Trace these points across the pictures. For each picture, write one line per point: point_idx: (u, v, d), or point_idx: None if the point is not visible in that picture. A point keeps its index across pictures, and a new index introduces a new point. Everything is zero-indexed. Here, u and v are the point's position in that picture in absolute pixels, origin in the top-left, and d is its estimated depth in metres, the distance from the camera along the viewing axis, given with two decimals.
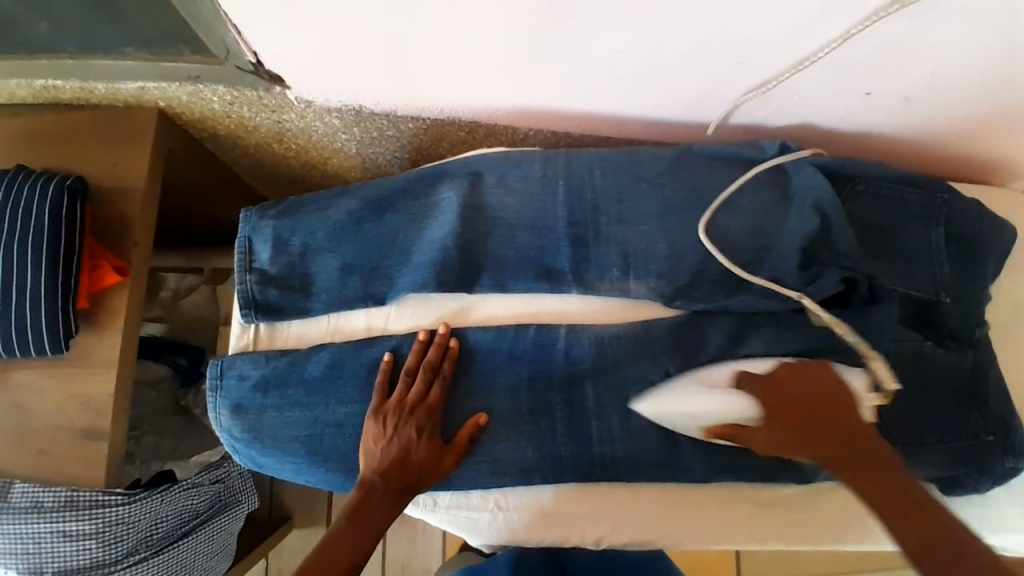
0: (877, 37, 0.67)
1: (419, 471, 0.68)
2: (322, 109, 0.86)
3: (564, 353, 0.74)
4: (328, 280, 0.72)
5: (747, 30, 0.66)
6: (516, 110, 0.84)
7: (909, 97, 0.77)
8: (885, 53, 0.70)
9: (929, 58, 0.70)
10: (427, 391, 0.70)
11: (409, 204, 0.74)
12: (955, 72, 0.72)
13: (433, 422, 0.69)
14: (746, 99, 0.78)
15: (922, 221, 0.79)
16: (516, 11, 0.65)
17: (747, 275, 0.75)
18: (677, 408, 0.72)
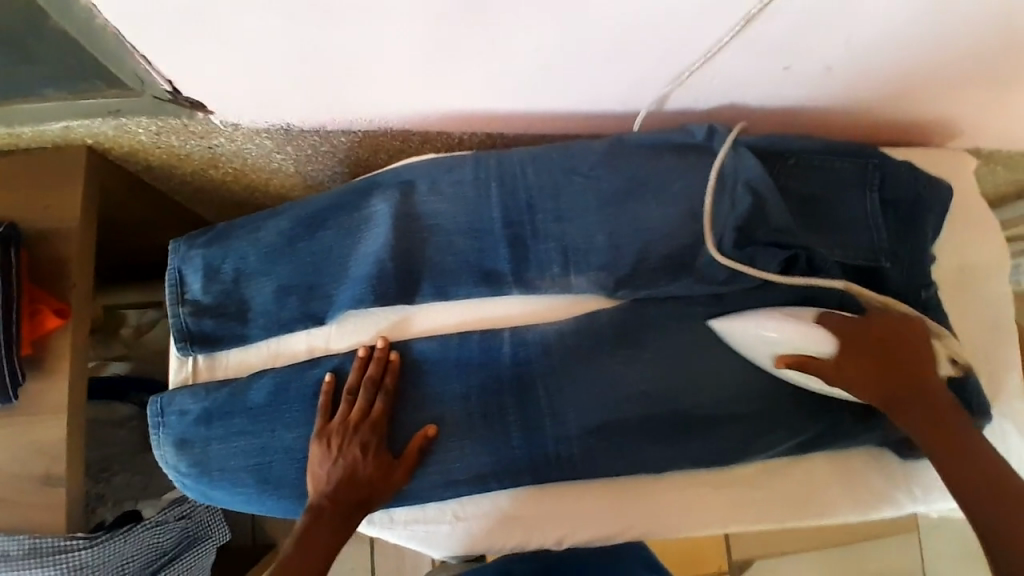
0: (788, 12, 0.67)
1: (368, 487, 0.68)
2: (251, 131, 0.85)
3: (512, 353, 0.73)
4: (265, 303, 0.72)
5: (659, 18, 0.67)
6: (447, 115, 0.84)
7: (829, 67, 0.78)
8: (797, 27, 0.70)
9: (842, 27, 0.70)
10: (370, 407, 0.69)
11: (342, 220, 0.73)
12: (872, 39, 0.73)
13: (378, 438, 0.69)
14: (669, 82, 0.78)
15: (856, 188, 0.79)
16: (426, 21, 0.65)
17: (722, 259, 0.75)
18: (744, 332, 0.74)
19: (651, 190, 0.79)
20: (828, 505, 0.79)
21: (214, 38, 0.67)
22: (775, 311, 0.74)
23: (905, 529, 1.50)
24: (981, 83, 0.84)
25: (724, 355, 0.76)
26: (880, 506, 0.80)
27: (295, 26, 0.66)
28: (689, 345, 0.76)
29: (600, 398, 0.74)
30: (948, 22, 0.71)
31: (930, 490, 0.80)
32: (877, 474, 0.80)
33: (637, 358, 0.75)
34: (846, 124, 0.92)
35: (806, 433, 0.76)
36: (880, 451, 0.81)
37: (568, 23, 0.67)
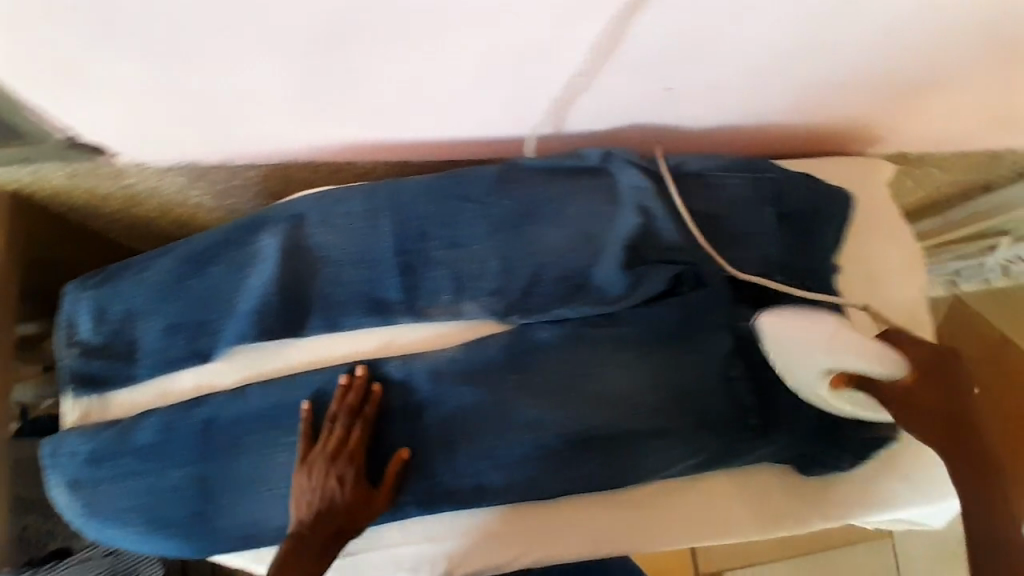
0: (648, 28, 0.68)
1: (347, 518, 0.69)
2: (160, 169, 0.88)
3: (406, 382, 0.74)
4: (152, 343, 0.74)
5: (520, 42, 0.67)
6: (346, 146, 0.85)
7: (709, 82, 0.79)
8: (663, 42, 0.70)
9: (710, 40, 0.71)
10: (347, 436, 0.70)
11: (230, 257, 0.75)
12: (745, 50, 0.73)
13: (355, 468, 0.70)
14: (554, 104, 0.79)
15: (752, 203, 0.78)
16: (290, 54, 0.68)
17: (712, 251, 0.77)
18: (787, 337, 0.71)
19: (543, 213, 0.79)
20: (727, 526, 0.78)
21: (94, 81, 0.70)
22: (831, 326, 0.69)
23: (877, 539, 1.46)
24: (877, 88, 0.83)
25: (615, 376, 0.75)
26: (782, 526, 0.78)
27: (167, 64, 0.69)
28: (583, 370, 0.75)
29: (489, 425, 0.74)
30: (819, 29, 0.71)
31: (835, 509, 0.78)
32: (780, 492, 0.79)
33: (527, 384, 0.74)
34: (754, 135, 0.92)
35: (699, 453, 0.76)
36: (782, 469, 0.79)
37: (430, 51, 0.68)
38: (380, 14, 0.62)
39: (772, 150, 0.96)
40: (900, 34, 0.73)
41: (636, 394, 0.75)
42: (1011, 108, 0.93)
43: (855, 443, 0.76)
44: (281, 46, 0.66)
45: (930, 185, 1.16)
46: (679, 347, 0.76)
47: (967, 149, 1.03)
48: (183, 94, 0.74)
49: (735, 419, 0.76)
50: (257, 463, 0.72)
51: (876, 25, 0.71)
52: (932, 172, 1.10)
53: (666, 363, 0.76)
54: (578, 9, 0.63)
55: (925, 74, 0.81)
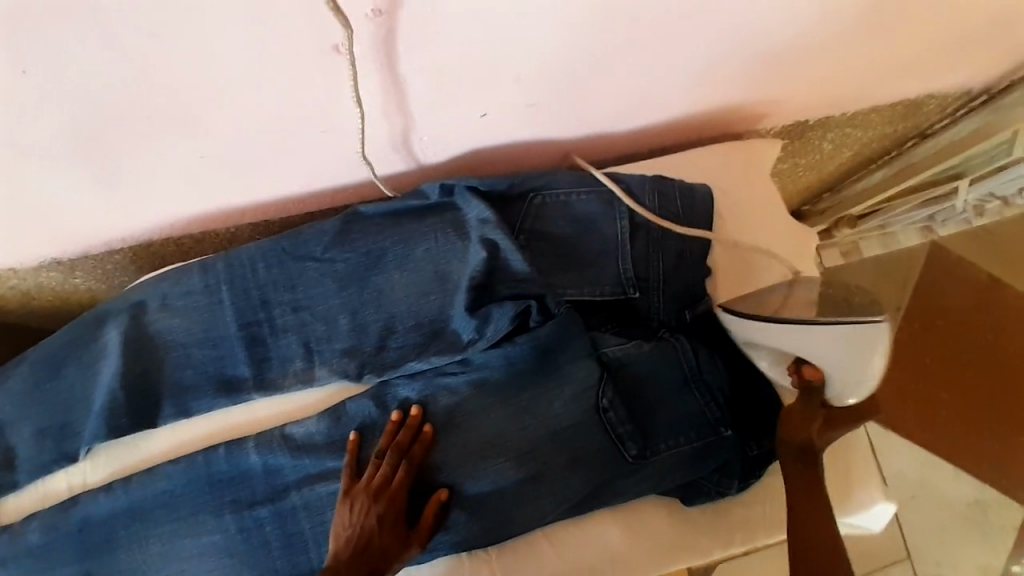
0: (420, 66, 0.63)
1: (379, 562, 0.66)
2: (31, 269, 0.88)
3: (266, 463, 0.72)
4: (25, 451, 0.74)
5: (290, 101, 0.64)
6: (193, 221, 0.83)
7: (529, 103, 0.72)
8: (448, 75, 0.65)
9: (502, 66, 0.66)
10: (393, 474, 0.68)
11: (80, 355, 0.74)
12: (547, 65, 0.67)
13: (396, 510, 0.68)
14: (378, 150, 0.74)
15: (602, 219, 0.73)
16: (67, 157, 0.67)
17: (666, 224, 0.71)
18: (859, 348, 0.59)
19: (391, 259, 0.76)
20: (619, 562, 0.73)
21: None
22: (857, 356, 0.60)
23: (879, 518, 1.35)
24: (726, 72, 0.76)
25: (476, 424, 0.71)
26: (680, 557, 0.74)
27: None
28: (444, 420, 0.71)
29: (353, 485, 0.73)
30: (615, 29, 0.64)
31: (730, 533, 0.75)
32: (671, 521, 0.75)
33: None
34: (623, 140, 0.85)
35: (576, 492, 0.71)
36: (669, 498, 0.76)
37: (205, 128, 0.66)
38: (122, 104, 0.61)
39: (651, 147, 0.88)
40: (712, 16, 0.66)
41: (503, 441, 0.71)
42: (903, 58, 0.82)
43: (736, 463, 0.72)
44: (52, 153, 0.66)
45: (855, 143, 1.06)
46: (541, 385, 0.71)
47: (877, 103, 0.92)
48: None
49: (613, 453, 0.71)
50: (133, 554, 0.72)
51: (675, 13, 0.64)
52: (849, 132, 1.00)
53: (529, 402, 0.71)
54: (326, 64, 0.60)
55: (773, 45, 0.73)
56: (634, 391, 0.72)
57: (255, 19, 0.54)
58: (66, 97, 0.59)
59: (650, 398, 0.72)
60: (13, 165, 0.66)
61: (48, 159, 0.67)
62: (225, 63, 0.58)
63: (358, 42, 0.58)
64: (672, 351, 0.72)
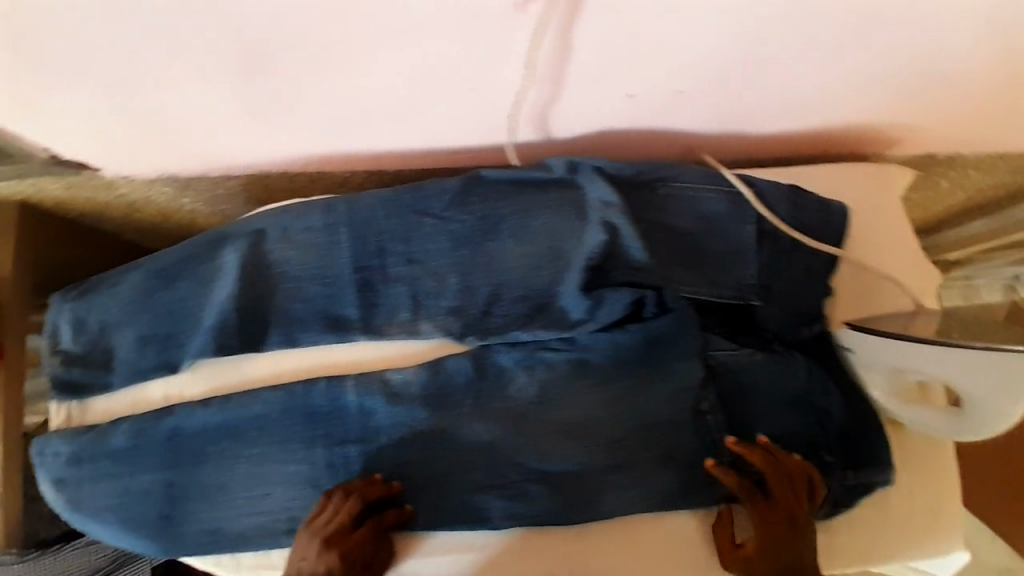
0: (591, 36, 0.61)
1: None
2: (148, 182, 0.90)
3: (362, 405, 0.73)
4: (127, 355, 0.76)
5: (452, 56, 0.62)
6: (313, 159, 0.84)
7: (676, 90, 0.71)
8: (613, 49, 0.63)
9: (665, 52, 0.64)
10: (350, 524, 0.68)
11: (195, 270, 0.76)
12: (710, 56, 0.66)
13: (345, 568, 0.68)
14: (518, 116, 0.73)
15: (730, 220, 0.72)
16: (217, 77, 0.66)
17: (798, 237, 0.70)
18: (1009, 371, 0.58)
19: (506, 227, 0.76)
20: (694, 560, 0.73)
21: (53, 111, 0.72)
22: (1009, 380, 0.59)
23: None
24: (878, 93, 0.75)
25: (573, 404, 0.72)
26: None
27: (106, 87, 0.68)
28: (539, 394, 0.72)
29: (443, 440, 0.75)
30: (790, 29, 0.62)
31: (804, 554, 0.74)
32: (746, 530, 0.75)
33: (483, 409, 0.72)
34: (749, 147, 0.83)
35: (662, 486, 0.71)
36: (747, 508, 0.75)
37: (358, 72, 0.65)
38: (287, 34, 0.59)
39: (772, 159, 0.87)
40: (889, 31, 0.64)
41: (598, 423, 0.71)
42: None
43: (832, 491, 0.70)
44: (205, 71, 0.65)
45: (971, 186, 1.03)
46: (644, 375, 0.71)
47: (1010, 150, 0.90)
48: (131, 116, 0.74)
49: (705, 457, 0.71)
50: (222, 470, 0.73)
51: (857, 22, 0.62)
52: (970, 173, 0.97)
53: (630, 395, 0.71)
54: (505, 23, 0.58)
55: (937, 72, 0.71)
56: (736, 397, 0.71)
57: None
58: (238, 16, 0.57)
59: (753, 410, 0.71)
60: (164, 77, 0.66)
61: (199, 75, 0.66)
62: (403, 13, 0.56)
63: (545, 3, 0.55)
64: (783, 367, 0.71)
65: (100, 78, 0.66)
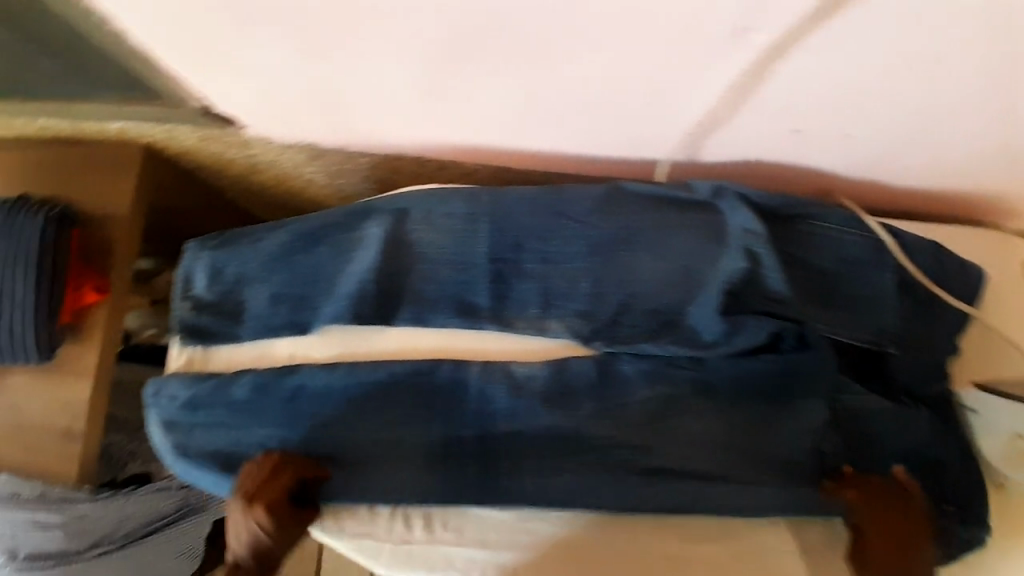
0: (790, 70, 0.61)
1: (274, 556, 0.71)
2: (281, 146, 0.92)
3: (486, 394, 0.74)
4: (258, 309, 0.78)
5: (649, 68, 0.63)
6: (453, 148, 0.86)
7: (841, 131, 0.71)
8: (806, 84, 0.63)
9: (848, 97, 0.65)
10: (273, 481, 0.70)
11: (336, 238, 0.78)
12: (887, 106, 0.66)
13: (273, 518, 0.69)
14: (694, 136, 0.73)
15: (871, 266, 0.75)
16: (403, 55, 0.67)
17: (941, 294, 0.74)
18: None
19: (643, 241, 0.77)
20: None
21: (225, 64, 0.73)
22: None
23: None
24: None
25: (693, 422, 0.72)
26: None
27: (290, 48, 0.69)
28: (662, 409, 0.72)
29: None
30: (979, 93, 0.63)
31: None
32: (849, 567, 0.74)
33: (602, 413, 0.73)
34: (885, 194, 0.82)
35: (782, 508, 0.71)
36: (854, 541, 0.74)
37: (545, 70, 0.66)
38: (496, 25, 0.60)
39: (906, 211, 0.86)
40: None
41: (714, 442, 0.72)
42: None
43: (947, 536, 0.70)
44: (394, 48, 0.66)
45: None
46: (769, 405, 0.72)
47: None
48: (298, 80, 0.74)
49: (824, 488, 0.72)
50: (334, 438, 0.73)
51: None
52: None
53: (751, 417, 0.72)
54: (719, 45, 0.59)
55: None
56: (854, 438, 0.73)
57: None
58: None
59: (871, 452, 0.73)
60: (352, 47, 0.67)
61: (387, 52, 0.67)
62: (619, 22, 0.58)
63: (768, 31, 0.56)
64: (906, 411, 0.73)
65: (291, 37, 0.67)
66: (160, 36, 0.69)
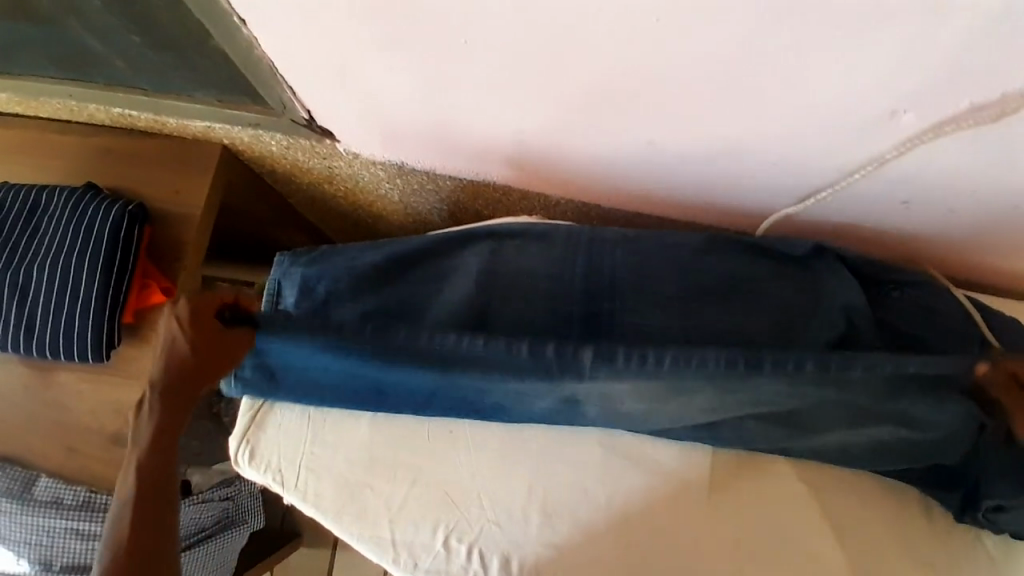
0: (926, 153, 0.61)
1: (187, 381, 0.69)
2: (367, 161, 0.91)
3: (588, 373, 0.69)
4: (346, 325, 0.75)
5: (782, 131, 0.63)
6: (545, 183, 0.85)
7: (950, 208, 0.70)
8: (933, 165, 0.63)
9: (970, 181, 0.65)
10: (198, 303, 0.68)
11: (431, 265, 0.78)
12: (1002, 192, 0.66)
13: (190, 326, 0.67)
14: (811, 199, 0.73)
15: (959, 336, 0.74)
16: (535, 96, 0.66)
17: None
18: None
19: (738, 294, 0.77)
20: None
21: (339, 82, 0.71)
22: None
23: None
24: None
25: (768, 480, 0.76)
26: None
27: (414, 77, 0.68)
28: (770, 399, 0.70)
29: (632, 478, 0.76)
30: None
31: None
32: None
33: None
34: (969, 268, 0.82)
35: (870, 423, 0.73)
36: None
37: (675, 123, 0.66)
38: (642, 81, 0.60)
39: (990, 288, 0.85)
40: None
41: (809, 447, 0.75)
42: None
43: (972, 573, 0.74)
44: (526, 88, 0.65)
45: None
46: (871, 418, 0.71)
47: None
48: (410, 104, 0.73)
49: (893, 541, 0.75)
50: (433, 380, 0.72)
51: None
52: None
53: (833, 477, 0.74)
54: (868, 124, 0.60)
55: None
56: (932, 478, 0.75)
57: (874, 69, 0.53)
58: (626, 61, 0.58)
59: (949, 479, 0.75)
60: (481, 83, 0.66)
61: (516, 90, 0.66)
62: (770, 88, 0.58)
63: (921, 118, 0.57)
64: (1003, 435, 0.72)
65: (422, 68, 0.66)
66: (289, 52, 0.68)
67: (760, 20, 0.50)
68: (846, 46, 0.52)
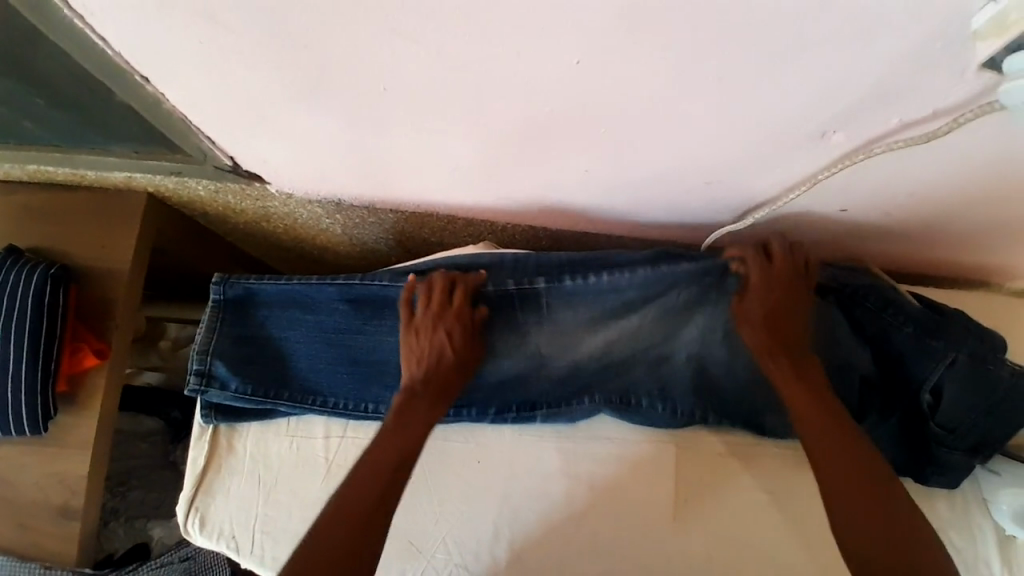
0: (859, 166, 0.62)
1: (451, 368, 0.72)
2: (302, 200, 0.87)
3: (543, 310, 0.76)
4: (300, 344, 0.78)
5: (718, 153, 0.63)
6: (488, 210, 0.82)
7: (888, 212, 0.70)
8: (866, 175, 0.63)
9: (906, 186, 0.65)
10: (450, 299, 0.73)
11: (373, 305, 0.77)
12: (939, 194, 0.66)
13: (461, 328, 0.72)
14: (756, 213, 0.72)
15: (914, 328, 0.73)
16: (467, 134, 0.64)
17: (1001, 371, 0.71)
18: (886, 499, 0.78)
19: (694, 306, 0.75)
20: None
21: (259, 130, 0.68)
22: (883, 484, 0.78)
23: None
24: None
25: (734, 494, 0.76)
26: None
27: (337, 122, 0.64)
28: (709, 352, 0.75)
29: (600, 504, 0.76)
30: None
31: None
32: None
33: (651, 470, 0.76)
34: (918, 262, 0.82)
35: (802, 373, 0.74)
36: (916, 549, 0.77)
37: (612, 153, 0.64)
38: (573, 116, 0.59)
39: (939, 278, 0.86)
40: None
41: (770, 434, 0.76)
42: None
43: None
44: (456, 129, 0.63)
45: None
46: None
47: None
48: (337, 145, 0.69)
49: None
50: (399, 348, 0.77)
51: None
52: None
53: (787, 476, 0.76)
54: (800, 143, 0.60)
55: None
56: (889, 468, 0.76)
57: (801, 96, 0.53)
58: (553, 98, 0.57)
59: (912, 470, 0.76)
60: (409, 126, 0.64)
61: (446, 131, 0.64)
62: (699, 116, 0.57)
63: (851, 135, 0.58)
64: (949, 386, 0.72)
65: (347, 114, 0.63)
66: (203, 105, 0.64)
67: (684, 55, 0.50)
68: (770, 75, 0.51)
